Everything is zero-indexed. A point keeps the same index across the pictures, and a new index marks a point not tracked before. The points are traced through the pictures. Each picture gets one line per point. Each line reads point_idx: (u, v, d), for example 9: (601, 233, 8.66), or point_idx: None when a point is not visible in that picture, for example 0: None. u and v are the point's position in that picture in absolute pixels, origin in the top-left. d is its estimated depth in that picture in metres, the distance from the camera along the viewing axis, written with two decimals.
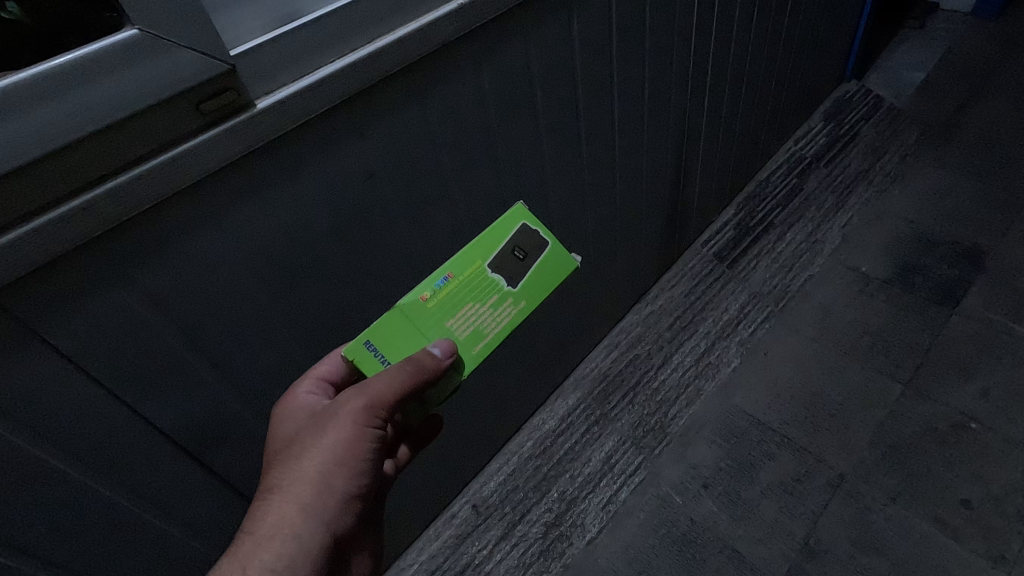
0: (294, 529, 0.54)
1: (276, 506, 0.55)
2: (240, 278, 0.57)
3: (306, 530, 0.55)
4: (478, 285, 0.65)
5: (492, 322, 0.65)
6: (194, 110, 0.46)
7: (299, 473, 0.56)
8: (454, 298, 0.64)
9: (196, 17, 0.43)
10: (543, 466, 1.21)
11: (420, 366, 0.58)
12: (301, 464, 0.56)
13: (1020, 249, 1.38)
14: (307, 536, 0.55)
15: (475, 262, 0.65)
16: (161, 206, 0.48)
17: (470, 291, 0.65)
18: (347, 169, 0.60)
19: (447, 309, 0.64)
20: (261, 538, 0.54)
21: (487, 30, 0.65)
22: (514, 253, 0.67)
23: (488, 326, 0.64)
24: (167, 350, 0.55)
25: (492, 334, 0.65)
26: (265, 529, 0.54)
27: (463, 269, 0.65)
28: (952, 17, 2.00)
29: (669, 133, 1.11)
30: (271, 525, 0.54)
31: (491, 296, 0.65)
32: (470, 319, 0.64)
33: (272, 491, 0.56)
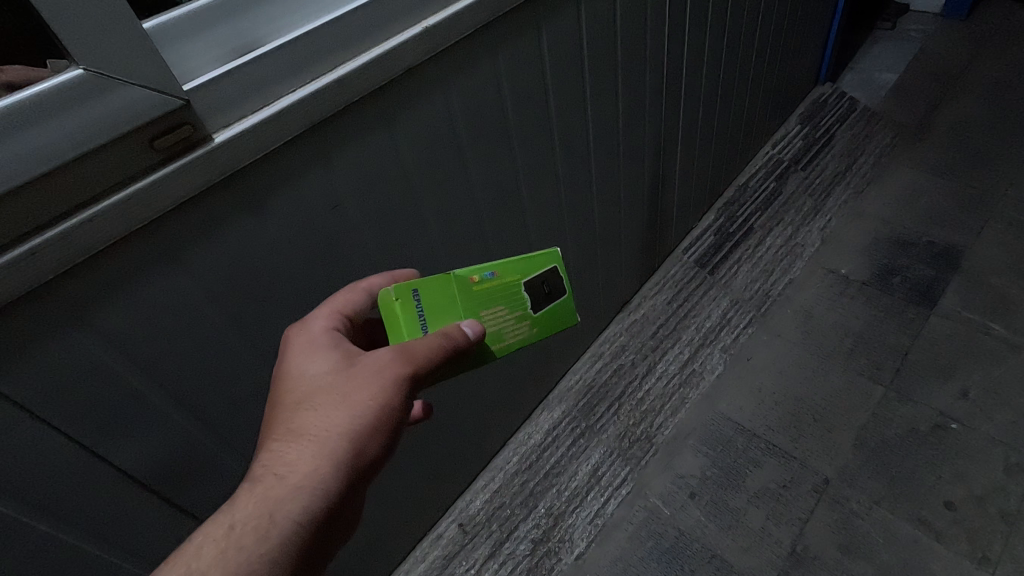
0: (323, 487, 0.47)
1: (304, 459, 0.47)
2: (203, 315, 0.56)
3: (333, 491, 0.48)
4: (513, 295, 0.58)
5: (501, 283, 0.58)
6: (148, 146, 0.45)
7: (328, 426, 0.48)
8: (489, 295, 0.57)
9: (145, 54, 0.42)
10: (530, 481, 1.20)
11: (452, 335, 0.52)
12: (333, 416, 0.48)
13: (994, 247, 1.40)
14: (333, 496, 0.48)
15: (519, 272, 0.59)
16: (119, 244, 0.47)
17: (506, 297, 0.58)
18: (311, 199, 0.59)
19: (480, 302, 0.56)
20: (291, 491, 0.46)
21: (454, 52, 0.65)
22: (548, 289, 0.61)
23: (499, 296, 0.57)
24: (130, 392, 0.54)
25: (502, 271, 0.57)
26: (289, 484, 0.46)
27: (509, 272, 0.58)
28: (922, 18, 2.04)
29: (646, 144, 1.12)
30: (297, 480, 0.46)
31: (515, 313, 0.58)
32: (492, 322, 0.57)
33: (297, 441, 0.48)
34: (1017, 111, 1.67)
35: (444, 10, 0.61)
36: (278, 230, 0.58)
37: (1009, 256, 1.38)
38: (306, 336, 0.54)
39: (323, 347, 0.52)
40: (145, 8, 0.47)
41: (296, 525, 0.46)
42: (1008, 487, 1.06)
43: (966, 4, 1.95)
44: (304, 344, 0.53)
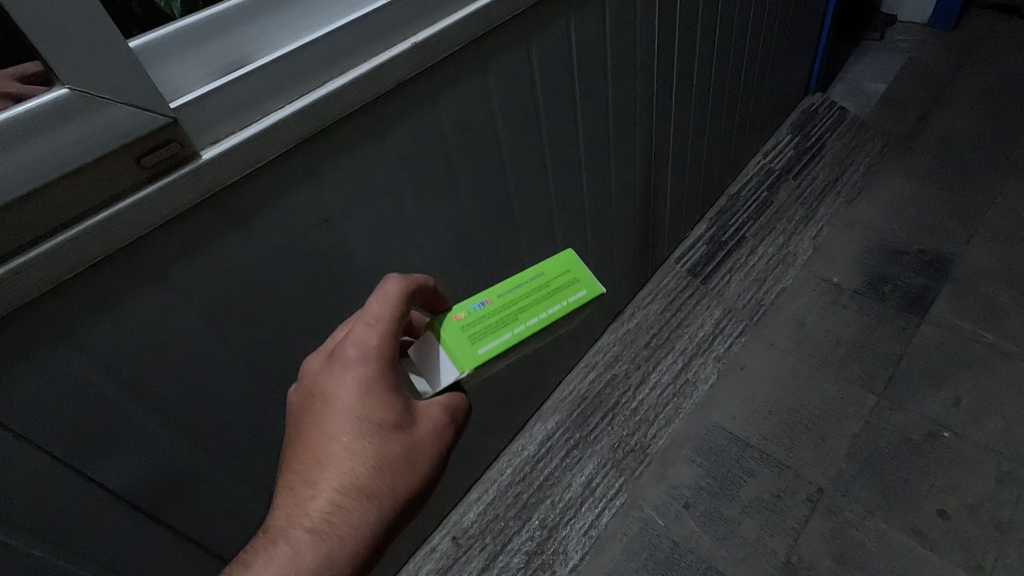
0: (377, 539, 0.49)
1: (363, 514, 0.48)
2: (191, 331, 0.55)
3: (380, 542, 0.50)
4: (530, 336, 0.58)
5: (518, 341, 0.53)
6: (135, 164, 0.45)
7: (387, 484, 0.49)
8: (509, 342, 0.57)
9: (132, 73, 0.42)
10: (523, 493, 1.19)
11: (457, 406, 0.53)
12: (393, 474, 0.49)
13: (984, 255, 1.42)
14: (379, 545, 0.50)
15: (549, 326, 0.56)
16: (106, 262, 0.47)
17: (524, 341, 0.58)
18: (300, 214, 0.59)
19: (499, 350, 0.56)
20: (347, 549, 0.47)
21: (443, 66, 0.65)
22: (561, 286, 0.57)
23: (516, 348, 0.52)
24: (116, 409, 0.53)
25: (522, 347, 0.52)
26: (349, 538, 0.47)
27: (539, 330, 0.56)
28: (911, 28, 2.06)
29: (637, 155, 1.12)
30: (356, 535, 0.47)
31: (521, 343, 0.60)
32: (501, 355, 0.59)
33: (357, 497, 0.48)
34: (1004, 120, 1.69)
35: (433, 26, 0.61)
36: (267, 245, 0.57)
37: (998, 263, 1.39)
38: (361, 363, 0.49)
39: (383, 386, 0.49)
40: (135, 23, 0.50)
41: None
42: (1001, 495, 1.06)
43: (953, 15, 1.97)
44: (360, 377, 0.49)
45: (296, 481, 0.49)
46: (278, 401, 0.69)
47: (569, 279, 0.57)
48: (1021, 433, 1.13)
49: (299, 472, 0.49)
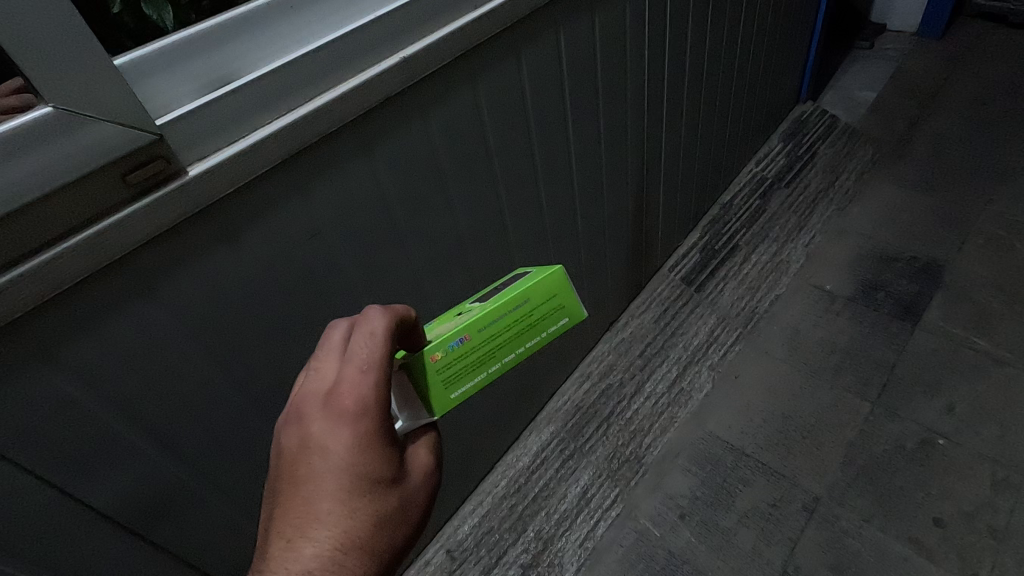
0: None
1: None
2: (179, 347, 0.55)
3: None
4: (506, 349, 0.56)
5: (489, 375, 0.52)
6: (121, 182, 0.44)
7: (387, 542, 0.44)
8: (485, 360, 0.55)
9: (119, 91, 0.42)
10: (518, 505, 1.18)
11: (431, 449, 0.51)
12: (393, 530, 0.44)
13: (975, 262, 1.42)
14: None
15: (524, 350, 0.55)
16: (91, 280, 0.47)
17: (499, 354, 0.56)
18: (289, 229, 0.59)
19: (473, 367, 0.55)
20: None
21: (433, 80, 0.65)
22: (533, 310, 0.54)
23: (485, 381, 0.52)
24: (103, 428, 0.53)
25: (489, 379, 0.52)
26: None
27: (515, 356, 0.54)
28: (899, 37, 2.08)
29: (629, 165, 1.13)
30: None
31: None
32: None
33: (359, 558, 0.42)
34: (993, 128, 1.71)
35: (422, 40, 0.61)
36: (256, 260, 0.57)
37: (990, 270, 1.40)
38: (359, 411, 0.44)
39: (383, 432, 0.45)
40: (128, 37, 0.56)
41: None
42: (996, 502, 1.06)
43: (941, 24, 1.99)
44: (357, 425, 0.44)
45: (283, 547, 0.41)
46: (270, 417, 0.68)
47: (551, 307, 0.54)
48: (1015, 440, 1.13)
49: (286, 536, 0.41)
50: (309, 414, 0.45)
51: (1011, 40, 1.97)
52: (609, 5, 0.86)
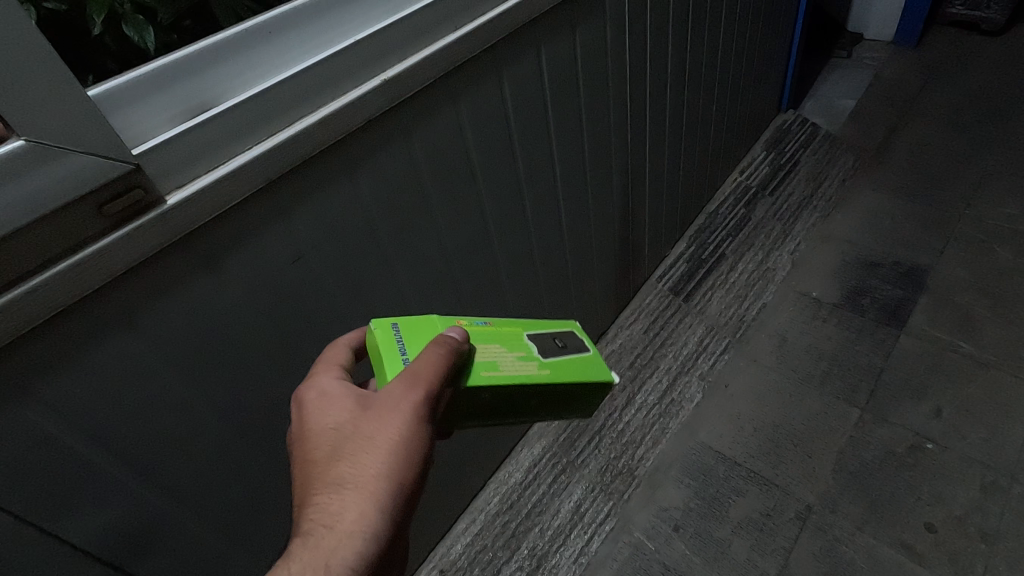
0: (373, 527, 0.45)
1: (351, 504, 0.45)
2: (161, 378, 0.54)
3: (385, 533, 0.46)
4: (513, 340, 0.57)
5: (510, 364, 0.52)
6: (96, 212, 0.44)
7: (368, 468, 0.46)
8: (496, 335, 0.57)
9: (93, 122, 0.42)
10: (512, 522, 1.17)
11: (446, 350, 0.48)
12: (372, 455, 0.46)
13: (957, 266, 1.44)
14: (385, 538, 0.46)
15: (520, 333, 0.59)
16: (67, 312, 0.46)
17: (505, 340, 0.56)
18: (272, 255, 0.58)
19: (488, 338, 0.56)
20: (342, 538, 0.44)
21: (415, 101, 0.65)
22: (559, 341, 0.59)
23: (505, 365, 0.52)
24: (81, 463, 0.51)
25: (508, 371, 0.51)
26: (342, 531, 0.44)
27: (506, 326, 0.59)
28: (876, 46, 2.13)
29: (614, 180, 1.13)
30: (348, 526, 0.44)
31: (519, 352, 0.55)
32: (493, 353, 0.53)
33: (342, 490, 0.45)
34: (969, 133, 1.74)
35: (404, 62, 0.62)
36: (238, 288, 0.57)
37: (971, 273, 1.42)
38: (313, 386, 0.51)
39: (337, 390, 0.50)
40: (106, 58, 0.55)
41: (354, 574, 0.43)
42: (986, 505, 1.07)
43: (916, 32, 2.04)
44: (318, 392, 0.51)
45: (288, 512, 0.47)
46: (255, 444, 0.67)
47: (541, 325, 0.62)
48: (1002, 442, 1.14)
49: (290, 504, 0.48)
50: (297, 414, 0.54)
51: (985, 47, 2.01)
52: (590, 23, 0.87)
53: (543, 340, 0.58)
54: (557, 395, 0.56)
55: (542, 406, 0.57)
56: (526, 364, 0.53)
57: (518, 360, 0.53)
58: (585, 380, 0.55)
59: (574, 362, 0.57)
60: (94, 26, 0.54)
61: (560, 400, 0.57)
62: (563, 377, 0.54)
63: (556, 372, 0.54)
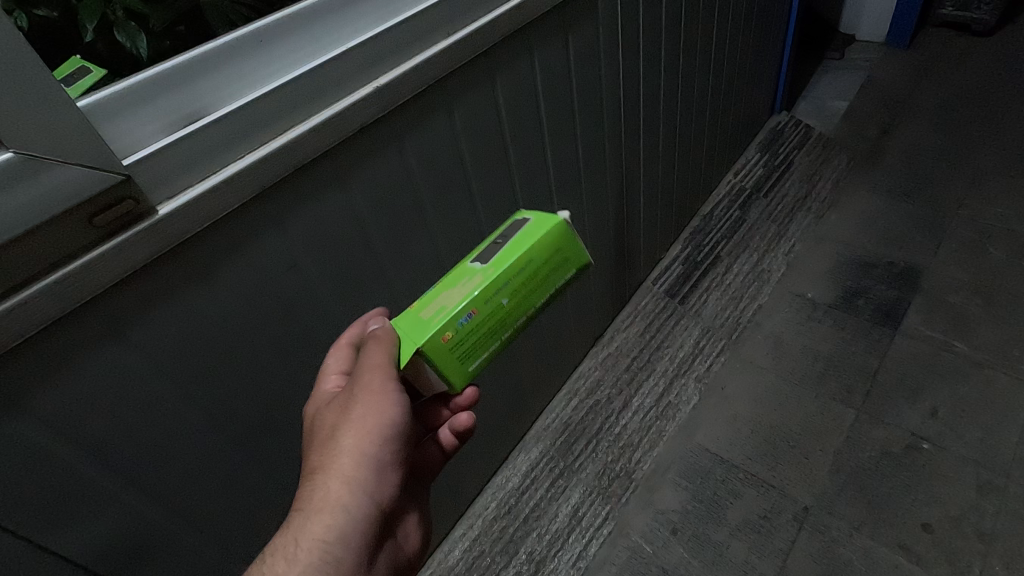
0: (340, 504, 0.52)
1: (321, 485, 0.53)
2: (155, 388, 0.54)
3: (354, 508, 0.53)
4: (458, 273, 0.59)
5: (457, 294, 0.54)
6: (86, 224, 0.43)
7: (334, 452, 0.53)
8: (443, 282, 0.59)
9: (82, 133, 0.42)
10: (510, 526, 1.17)
11: (380, 340, 0.54)
12: (337, 440, 0.53)
13: (951, 266, 1.45)
14: (354, 512, 0.53)
15: (464, 261, 0.60)
16: (58, 324, 0.45)
17: (450, 279, 0.58)
18: (264, 264, 0.58)
19: (436, 292, 0.58)
20: (311, 513, 0.52)
21: (408, 107, 0.65)
22: (500, 238, 0.60)
23: (453, 300, 0.54)
24: (74, 475, 0.51)
25: (455, 302, 0.53)
26: (313, 508, 0.52)
27: (452, 267, 0.61)
28: (868, 47, 2.14)
29: (609, 183, 1.14)
30: (317, 503, 0.52)
31: (465, 277, 0.57)
32: (441, 300, 0.56)
33: (314, 472, 0.53)
34: (961, 133, 1.75)
35: (395, 69, 0.62)
36: (231, 297, 0.56)
37: (965, 273, 1.43)
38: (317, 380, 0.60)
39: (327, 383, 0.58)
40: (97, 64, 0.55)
41: (323, 544, 0.51)
42: (983, 505, 1.07)
43: (907, 33, 2.05)
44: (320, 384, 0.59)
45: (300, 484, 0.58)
46: (249, 453, 0.67)
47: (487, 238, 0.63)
48: (997, 442, 1.15)
49: None
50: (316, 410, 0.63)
51: (976, 48, 2.02)
52: (583, 27, 0.87)
53: (488, 248, 0.59)
54: (528, 277, 0.56)
55: (530, 295, 0.56)
56: (472, 283, 0.55)
57: (463, 287, 0.55)
58: (533, 244, 0.56)
59: (518, 241, 0.57)
60: (85, 32, 0.56)
61: (537, 283, 0.56)
62: (509, 262, 0.55)
63: (499, 263, 0.55)
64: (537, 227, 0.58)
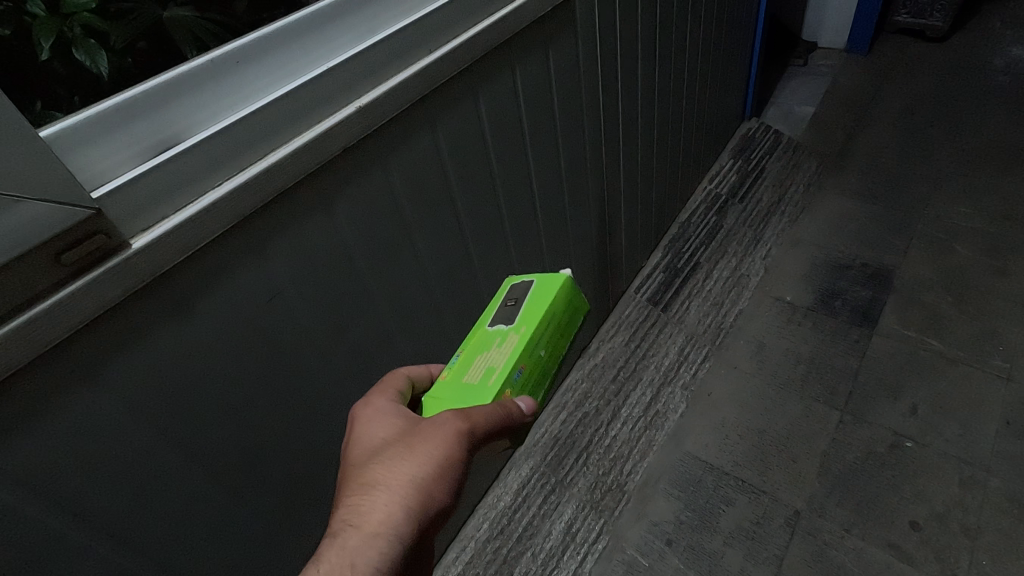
0: (401, 534, 0.47)
1: (381, 505, 0.48)
2: (134, 433, 0.50)
3: (409, 540, 0.48)
4: (482, 337, 0.61)
5: (499, 355, 0.57)
6: (51, 262, 0.40)
7: (403, 476, 0.49)
8: (468, 353, 0.61)
9: (43, 164, 0.38)
10: (503, 547, 1.15)
11: (516, 421, 0.53)
12: (406, 466, 0.49)
13: (922, 265, 1.49)
14: (409, 545, 0.48)
15: (478, 329, 0.63)
16: (22, 373, 0.42)
17: (477, 346, 0.61)
18: (245, 295, 0.55)
19: (465, 362, 0.60)
20: (364, 536, 0.46)
21: (390, 128, 0.64)
22: (510, 299, 0.64)
23: (497, 359, 0.57)
24: (45, 533, 0.47)
25: (501, 363, 0.56)
26: (369, 531, 0.47)
27: (469, 340, 0.63)
28: (830, 54, 2.20)
29: (590, 195, 1.13)
30: (373, 528, 0.47)
31: (495, 340, 0.60)
32: (482, 362, 0.58)
33: (372, 492, 0.48)
34: (923, 135, 1.81)
35: (378, 88, 0.60)
36: (211, 330, 0.53)
37: (935, 272, 1.47)
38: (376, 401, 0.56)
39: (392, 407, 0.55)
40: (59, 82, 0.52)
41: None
42: (966, 500, 1.09)
43: (866, 40, 2.12)
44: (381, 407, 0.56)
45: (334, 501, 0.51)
46: (234, 493, 0.63)
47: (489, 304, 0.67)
48: (976, 437, 1.17)
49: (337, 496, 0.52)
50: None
51: (931, 53, 2.10)
52: (563, 40, 0.87)
53: (505, 306, 0.64)
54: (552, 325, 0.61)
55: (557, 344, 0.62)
56: (512, 336, 0.59)
57: (500, 348, 0.58)
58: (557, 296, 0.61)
59: (535, 297, 0.62)
60: (41, 51, 0.52)
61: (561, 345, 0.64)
62: (537, 320, 0.59)
63: (528, 323, 0.59)
64: (549, 282, 0.64)
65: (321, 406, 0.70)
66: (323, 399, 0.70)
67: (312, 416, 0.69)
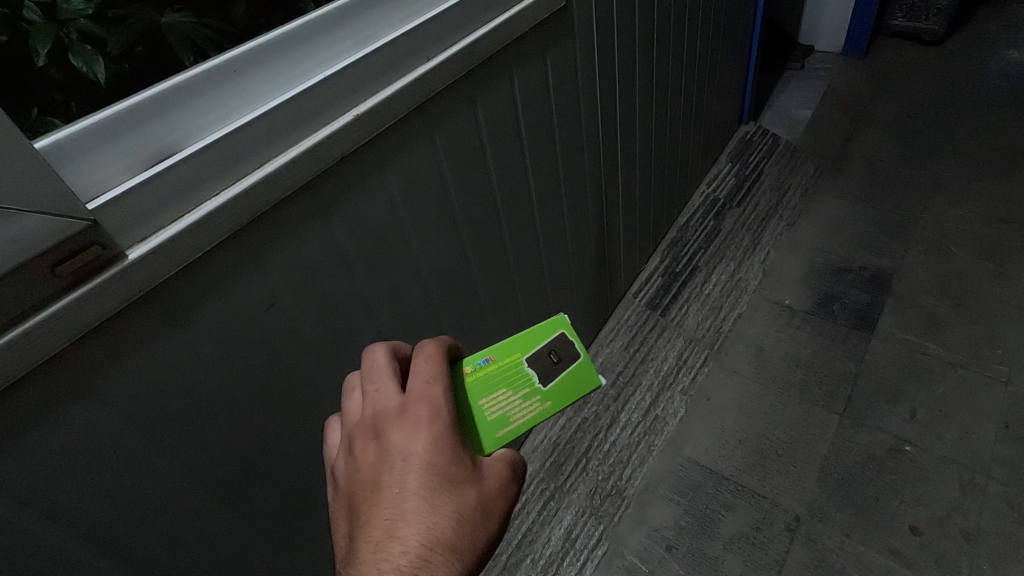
0: None
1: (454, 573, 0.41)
2: (130, 445, 0.50)
3: None
4: (516, 371, 0.54)
5: (517, 414, 0.52)
6: (45, 275, 0.40)
7: (476, 543, 0.43)
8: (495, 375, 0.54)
9: (38, 176, 0.38)
10: (502, 554, 1.14)
11: None
12: (480, 531, 0.43)
13: (920, 269, 1.49)
14: None
15: (515, 354, 0.55)
16: (17, 387, 0.42)
17: (505, 377, 0.53)
18: (242, 305, 0.55)
19: (488, 385, 0.53)
20: None
21: (388, 136, 0.63)
22: (561, 353, 0.56)
23: (515, 415, 0.52)
24: (40, 547, 0.47)
25: (515, 424, 0.51)
26: None
27: (503, 355, 0.55)
28: (826, 57, 2.21)
29: (588, 200, 1.13)
30: None
31: (522, 388, 0.53)
32: (500, 403, 0.52)
33: (447, 560, 0.41)
34: (920, 139, 1.81)
35: (375, 97, 0.60)
36: (208, 341, 0.53)
37: (933, 276, 1.47)
38: (431, 416, 0.44)
39: (453, 438, 0.45)
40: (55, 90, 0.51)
41: None
42: (966, 505, 1.09)
43: (862, 44, 2.12)
44: (439, 428, 0.44)
45: (371, 547, 0.40)
46: (233, 504, 0.63)
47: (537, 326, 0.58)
48: (975, 441, 1.17)
49: (373, 538, 0.41)
50: (365, 405, 0.46)
51: (927, 57, 2.11)
52: (561, 46, 0.87)
53: (553, 355, 0.56)
54: None
55: None
56: (537, 404, 0.53)
57: (523, 403, 0.52)
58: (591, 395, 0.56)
59: (577, 378, 0.55)
60: (37, 56, 0.51)
61: None
62: (564, 409, 0.53)
63: (559, 401, 0.54)
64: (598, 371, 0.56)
65: (319, 415, 0.69)
66: (322, 408, 0.69)
67: (310, 424, 0.69)
